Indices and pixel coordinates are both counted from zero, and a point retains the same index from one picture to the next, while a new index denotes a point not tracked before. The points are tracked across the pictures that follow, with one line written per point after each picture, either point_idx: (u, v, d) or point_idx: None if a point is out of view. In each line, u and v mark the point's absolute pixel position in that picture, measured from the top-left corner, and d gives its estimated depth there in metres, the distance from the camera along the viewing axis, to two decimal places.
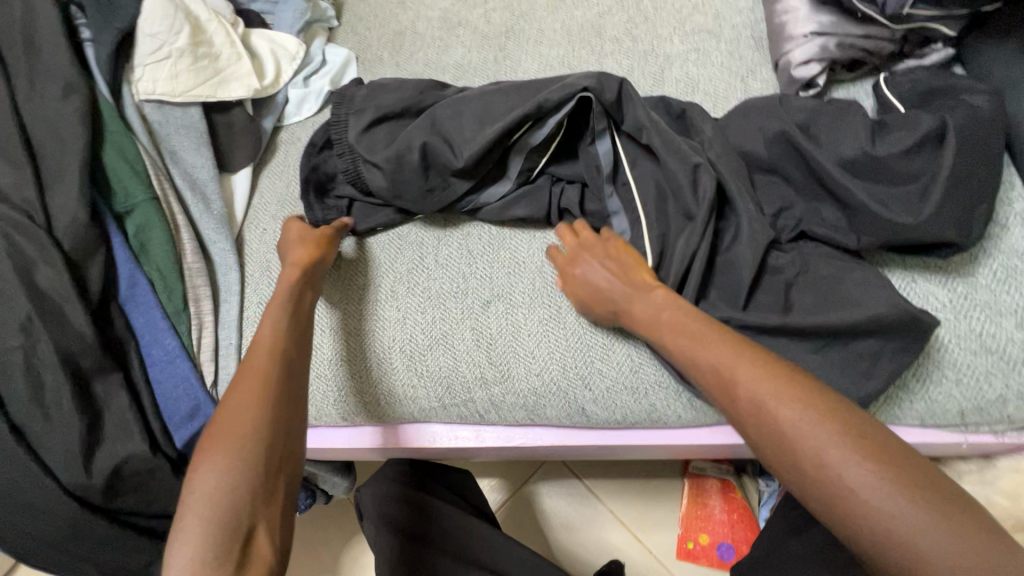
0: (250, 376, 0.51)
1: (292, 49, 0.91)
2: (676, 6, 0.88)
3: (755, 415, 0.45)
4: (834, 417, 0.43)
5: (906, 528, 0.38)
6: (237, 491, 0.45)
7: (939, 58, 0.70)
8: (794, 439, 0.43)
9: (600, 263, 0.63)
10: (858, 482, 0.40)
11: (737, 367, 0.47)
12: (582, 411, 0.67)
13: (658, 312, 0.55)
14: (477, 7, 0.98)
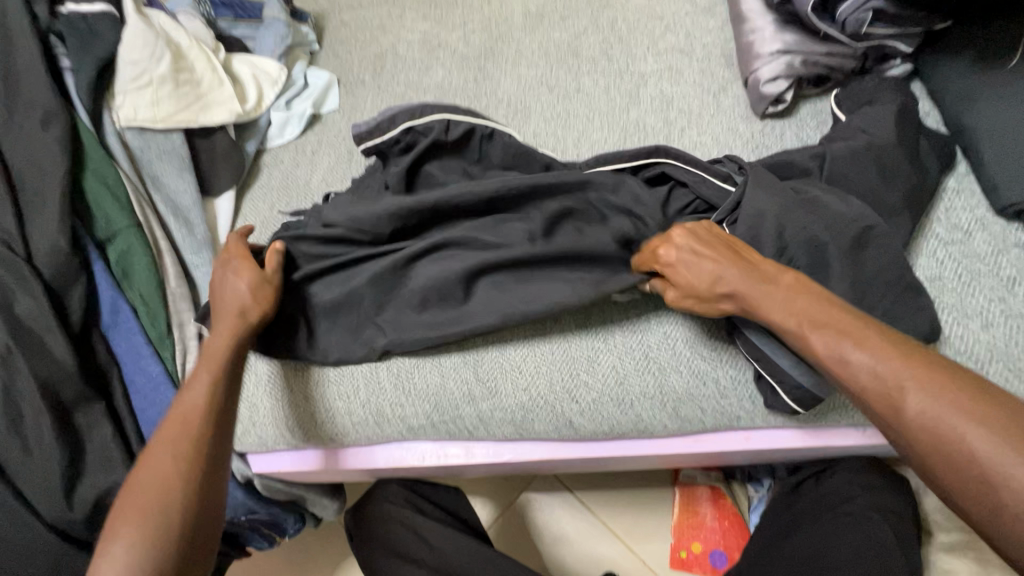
0: (165, 439, 0.55)
1: (272, 72, 0.93)
2: (649, 27, 0.91)
3: (870, 382, 0.48)
4: (962, 386, 0.46)
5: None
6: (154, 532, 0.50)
7: (898, 73, 0.74)
8: (928, 417, 0.45)
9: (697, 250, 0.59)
10: (999, 448, 0.42)
11: (855, 342, 0.49)
12: (570, 424, 0.68)
13: (746, 287, 0.56)
14: (456, 29, 1.00)
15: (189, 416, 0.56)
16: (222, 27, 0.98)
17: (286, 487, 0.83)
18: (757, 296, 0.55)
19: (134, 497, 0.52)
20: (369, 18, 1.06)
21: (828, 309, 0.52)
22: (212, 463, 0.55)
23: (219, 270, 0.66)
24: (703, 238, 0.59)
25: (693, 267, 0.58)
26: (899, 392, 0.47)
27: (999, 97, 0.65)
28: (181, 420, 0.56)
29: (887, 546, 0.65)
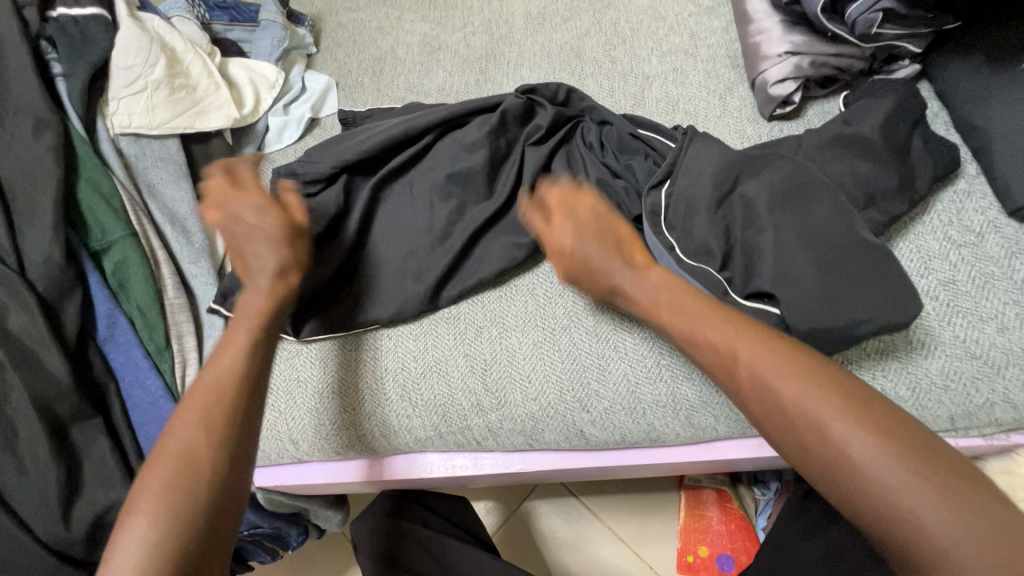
0: (187, 404, 0.53)
1: (271, 77, 0.91)
2: (652, 28, 0.90)
3: (824, 445, 0.45)
4: (861, 409, 0.45)
5: (917, 508, 0.41)
6: (178, 508, 0.47)
7: (907, 74, 0.73)
8: (826, 436, 0.45)
9: (580, 231, 0.61)
10: (890, 475, 0.42)
11: (757, 351, 0.49)
12: (581, 434, 0.67)
13: (670, 296, 0.56)
14: (456, 31, 0.98)
15: (215, 385, 0.54)
16: (217, 30, 0.96)
17: (289, 500, 0.81)
18: (683, 300, 0.55)
19: (158, 464, 0.50)
20: (367, 20, 1.04)
21: (736, 319, 0.52)
22: (240, 436, 0.52)
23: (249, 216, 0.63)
24: (585, 223, 0.61)
25: (571, 238, 0.61)
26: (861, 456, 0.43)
27: (1011, 99, 0.64)
28: (205, 389, 0.53)
29: None
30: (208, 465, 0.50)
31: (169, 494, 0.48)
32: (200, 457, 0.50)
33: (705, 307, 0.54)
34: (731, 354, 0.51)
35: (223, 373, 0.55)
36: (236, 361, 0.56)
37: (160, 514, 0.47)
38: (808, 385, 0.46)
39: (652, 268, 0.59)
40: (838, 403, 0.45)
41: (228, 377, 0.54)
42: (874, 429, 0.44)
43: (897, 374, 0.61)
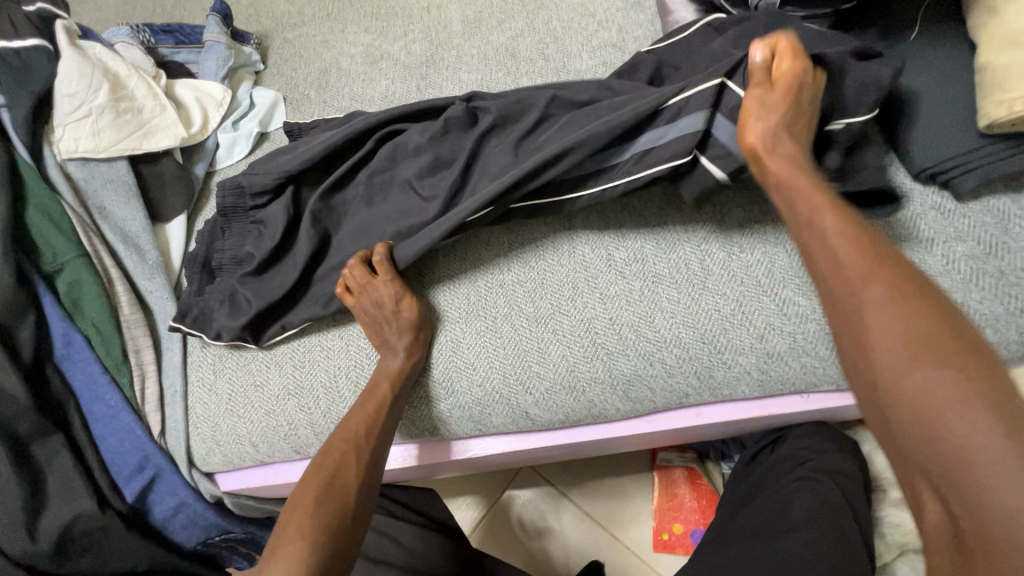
0: (335, 440, 0.63)
1: (217, 95, 0.94)
2: (583, 24, 0.94)
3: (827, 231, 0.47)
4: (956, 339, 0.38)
5: (986, 452, 0.33)
6: (323, 518, 0.54)
7: None
8: (894, 360, 0.39)
9: (772, 107, 0.54)
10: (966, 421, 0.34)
11: (874, 281, 0.42)
12: (525, 415, 0.70)
13: (790, 176, 0.51)
14: (397, 40, 1.02)
15: (356, 431, 0.63)
16: (164, 53, 0.99)
17: (259, 503, 0.82)
18: (802, 195, 0.50)
19: (309, 483, 0.58)
20: (312, 34, 1.07)
21: (866, 241, 0.44)
22: (364, 482, 0.59)
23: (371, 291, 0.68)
24: (769, 104, 0.54)
25: (761, 122, 0.54)
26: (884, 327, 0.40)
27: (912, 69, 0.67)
28: (344, 435, 0.63)
29: (840, 507, 0.68)
30: (349, 495, 0.58)
31: (317, 526, 0.53)
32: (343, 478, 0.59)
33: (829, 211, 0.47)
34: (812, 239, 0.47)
35: (363, 420, 0.64)
36: (366, 417, 0.64)
37: (313, 541, 0.52)
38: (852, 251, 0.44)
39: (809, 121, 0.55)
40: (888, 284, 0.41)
41: (374, 418, 0.64)
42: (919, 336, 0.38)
43: (816, 335, 0.65)
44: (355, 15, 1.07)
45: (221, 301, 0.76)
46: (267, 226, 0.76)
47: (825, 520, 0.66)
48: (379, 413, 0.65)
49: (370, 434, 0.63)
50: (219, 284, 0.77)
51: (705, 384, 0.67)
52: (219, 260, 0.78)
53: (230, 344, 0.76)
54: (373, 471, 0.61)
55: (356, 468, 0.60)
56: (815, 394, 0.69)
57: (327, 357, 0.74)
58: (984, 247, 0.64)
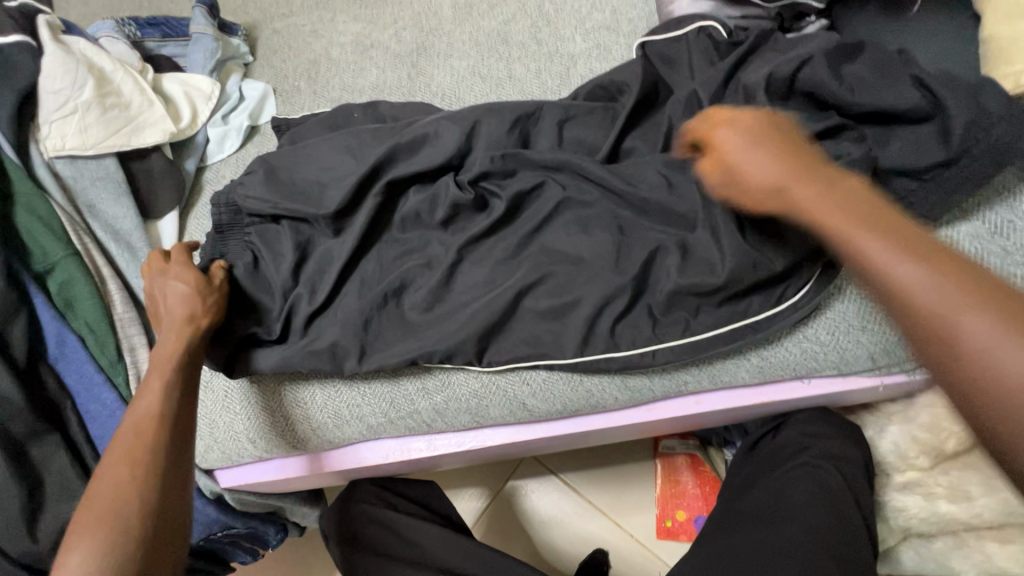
0: (121, 441, 0.54)
1: (205, 88, 0.92)
2: (576, 7, 0.92)
3: (878, 216, 0.44)
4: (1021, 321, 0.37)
5: None
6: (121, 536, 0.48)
7: (815, 30, 0.73)
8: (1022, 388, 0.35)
9: (768, 149, 0.49)
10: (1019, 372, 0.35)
11: (932, 283, 0.39)
12: (523, 406, 0.69)
13: (820, 206, 0.46)
14: (387, 28, 1.00)
15: (129, 441, 0.54)
16: (150, 47, 0.97)
17: (260, 499, 0.83)
18: (844, 213, 0.44)
19: (86, 509, 0.50)
20: (301, 24, 1.05)
21: (909, 242, 0.41)
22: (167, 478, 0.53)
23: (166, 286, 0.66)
24: (756, 132, 0.51)
25: (755, 164, 0.49)
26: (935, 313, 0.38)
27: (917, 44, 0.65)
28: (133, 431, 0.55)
29: (841, 493, 0.67)
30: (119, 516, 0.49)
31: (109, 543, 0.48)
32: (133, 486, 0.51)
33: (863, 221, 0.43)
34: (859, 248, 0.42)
35: (139, 428, 0.55)
36: (155, 406, 0.57)
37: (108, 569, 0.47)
38: (892, 248, 0.41)
39: (841, 176, 0.47)
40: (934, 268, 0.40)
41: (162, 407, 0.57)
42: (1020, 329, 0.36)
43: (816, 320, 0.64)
44: (345, 3, 1.05)
45: None
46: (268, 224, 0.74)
47: (826, 506, 0.65)
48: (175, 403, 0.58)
49: (145, 438, 0.54)
50: None
51: (707, 370, 0.66)
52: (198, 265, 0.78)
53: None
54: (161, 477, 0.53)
55: (123, 479, 0.51)
56: (819, 379, 0.68)
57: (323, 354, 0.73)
58: (988, 227, 0.62)
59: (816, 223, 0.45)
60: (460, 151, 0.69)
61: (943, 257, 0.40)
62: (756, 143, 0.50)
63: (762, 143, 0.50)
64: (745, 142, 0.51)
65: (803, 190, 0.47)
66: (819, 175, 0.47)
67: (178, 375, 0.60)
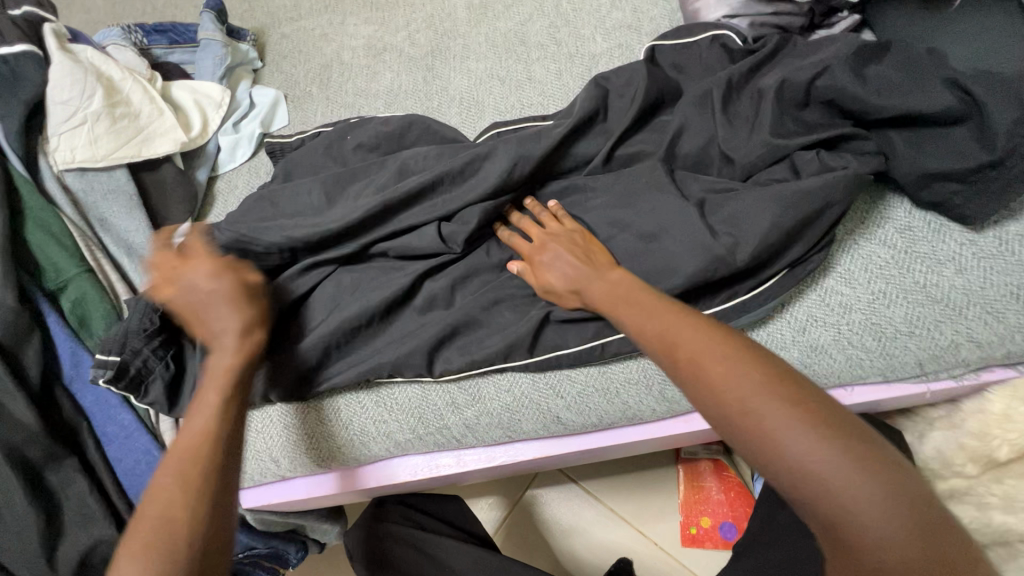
0: (186, 457, 0.52)
1: (216, 96, 0.90)
2: (595, 5, 0.90)
3: (675, 335, 0.50)
4: (826, 419, 0.43)
5: (871, 515, 0.40)
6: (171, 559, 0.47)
7: (847, 25, 0.72)
8: (836, 490, 0.40)
9: (569, 252, 0.62)
10: (832, 474, 0.41)
11: (751, 393, 0.44)
12: (557, 420, 0.67)
13: (637, 303, 0.54)
14: (399, 31, 0.98)
15: (182, 462, 0.51)
16: (157, 54, 0.94)
17: (283, 518, 0.80)
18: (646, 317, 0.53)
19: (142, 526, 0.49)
20: (311, 28, 1.03)
21: (735, 351, 0.47)
22: (213, 506, 0.50)
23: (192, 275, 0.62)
24: (564, 242, 0.63)
25: (557, 271, 0.61)
26: (769, 426, 0.43)
27: (959, 38, 0.63)
28: (187, 447, 0.53)
29: None
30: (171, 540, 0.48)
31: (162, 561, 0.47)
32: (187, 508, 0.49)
33: (704, 337, 0.48)
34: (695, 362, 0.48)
35: (193, 447, 0.53)
36: (211, 422, 0.55)
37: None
38: (736, 363, 0.46)
39: (619, 273, 0.59)
40: (775, 383, 0.45)
41: (216, 426, 0.54)
42: (836, 441, 0.42)
43: (861, 326, 0.62)
44: (355, 6, 1.02)
45: None
46: (285, 235, 0.71)
47: None
48: (230, 421, 0.56)
49: (198, 464, 0.52)
50: None
51: None
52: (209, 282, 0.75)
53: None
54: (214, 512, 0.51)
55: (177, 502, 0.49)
56: (864, 386, 0.65)
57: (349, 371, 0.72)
58: None
59: (654, 338, 0.51)
60: (487, 172, 0.70)
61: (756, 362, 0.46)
62: (571, 242, 0.63)
63: (569, 252, 0.62)
64: (547, 249, 0.63)
65: (591, 285, 0.58)
66: (640, 298, 0.55)
67: (227, 395, 0.57)
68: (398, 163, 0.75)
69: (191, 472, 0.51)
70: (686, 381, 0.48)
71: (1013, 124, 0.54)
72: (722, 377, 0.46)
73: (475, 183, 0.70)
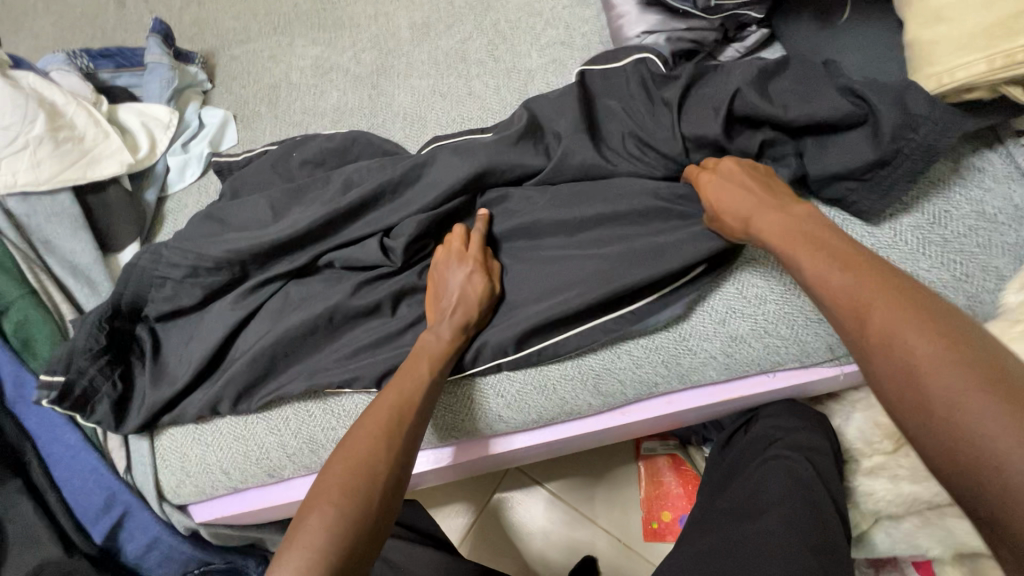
0: (351, 439, 0.57)
1: (163, 117, 0.91)
2: (531, 24, 0.95)
3: (812, 240, 0.50)
4: (956, 343, 0.37)
5: (1017, 454, 0.32)
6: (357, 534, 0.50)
7: (757, 39, 0.78)
8: (954, 422, 0.35)
9: (738, 181, 0.60)
10: (1003, 438, 0.33)
11: (903, 317, 0.40)
12: (499, 418, 0.70)
13: (779, 231, 0.53)
14: (346, 51, 1.01)
15: (356, 454, 0.55)
16: (105, 78, 0.96)
17: (237, 531, 0.80)
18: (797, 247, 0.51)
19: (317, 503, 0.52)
20: (260, 50, 1.05)
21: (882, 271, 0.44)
22: (399, 465, 0.56)
23: (456, 273, 0.68)
24: (731, 171, 0.61)
25: (726, 196, 0.60)
26: (876, 325, 0.41)
27: (847, 50, 0.69)
28: (369, 430, 0.57)
29: (815, 482, 0.68)
30: (346, 531, 0.50)
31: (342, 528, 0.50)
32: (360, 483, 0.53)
33: (821, 253, 0.48)
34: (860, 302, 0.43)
35: (370, 442, 0.56)
36: (401, 392, 0.61)
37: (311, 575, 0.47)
38: (837, 266, 0.46)
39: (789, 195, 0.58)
40: (873, 286, 0.43)
41: (413, 401, 0.60)
42: (947, 343, 0.37)
43: (775, 316, 0.66)
44: (303, 28, 1.05)
45: (187, 341, 0.75)
46: (229, 250, 0.73)
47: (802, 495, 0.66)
48: (415, 388, 0.61)
49: (382, 459, 0.55)
50: (183, 324, 0.77)
51: (676, 370, 0.68)
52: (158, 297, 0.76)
53: (178, 391, 0.72)
54: (391, 507, 0.54)
55: (344, 495, 0.52)
56: (783, 372, 0.70)
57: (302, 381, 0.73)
58: (928, 218, 0.65)
59: (781, 248, 0.52)
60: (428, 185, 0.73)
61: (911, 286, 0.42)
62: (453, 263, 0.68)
63: (738, 180, 0.60)
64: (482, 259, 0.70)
65: (764, 219, 0.55)
66: (801, 211, 0.54)
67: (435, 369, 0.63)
68: (342, 177, 0.78)
69: (370, 465, 0.54)
70: (806, 287, 0.49)
71: (889, 126, 0.59)
72: (833, 284, 0.45)
73: (416, 194, 0.73)
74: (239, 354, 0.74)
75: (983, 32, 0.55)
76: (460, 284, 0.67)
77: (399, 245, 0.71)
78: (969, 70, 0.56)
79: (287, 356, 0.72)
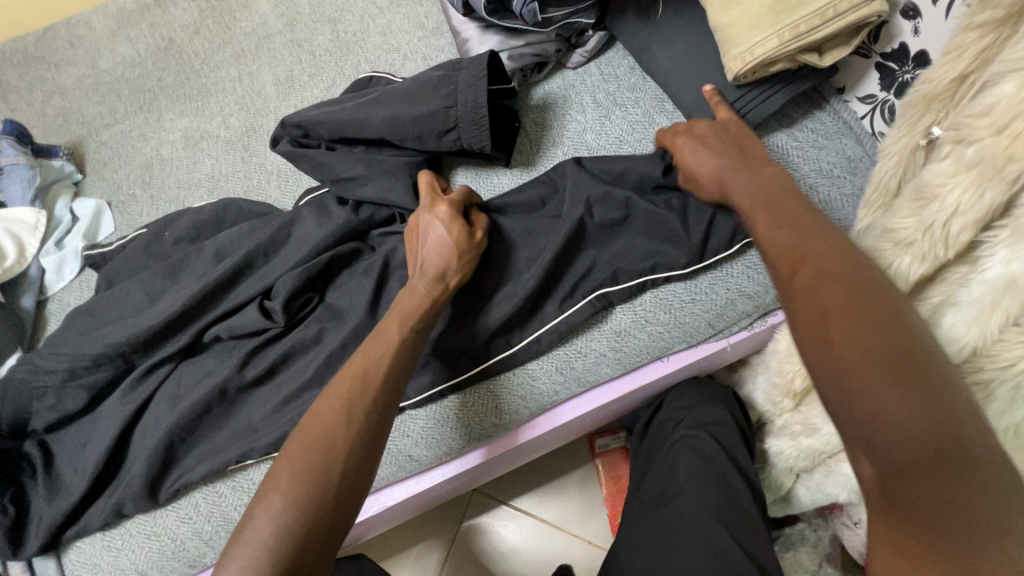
0: (331, 386, 0.56)
1: (29, 219, 0.88)
2: (390, 62, 0.97)
3: (799, 244, 0.45)
4: (883, 328, 0.37)
5: (909, 425, 0.34)
6: (330, 487, 0.50)
7: (598, 41, 0.81)
8: (871, 401, 0.36)
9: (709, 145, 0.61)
10: (899, 408, 0.34)
11: (834, 295, 0.40)
12: (410, 457, 0.69)
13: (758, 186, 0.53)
14: (214, 117, 1.00)
15: (309, 445, 0.52)
16: None
17: None
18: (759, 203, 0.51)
19: (294, 448, 0.52)
20: (127, 130, 1.03)
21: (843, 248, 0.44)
22: (376, 419, 0.55)
23: (428, 218, 0.67)
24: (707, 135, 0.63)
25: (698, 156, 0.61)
26: (851, 341, 0.38)
27: (670, 43, 0.74)
28: (345, 384, 0.56)
29: (721, 452, 0.70)
30: (321, 480, 0.50)
31: (315, 475, 0.50)
32: (332, 435, 0.52)
33: (791, 222, 0.47)
34: (797, 276, 0.43)
35: (327, 435, 0.52)
36: (377, 352, 0.58)
37: (289, 518, 0.48)
38: (828, 275, 0.41)
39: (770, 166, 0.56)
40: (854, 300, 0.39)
41: (386, 359, 0.58)
42: (903, 365, 0.35)
43: (653, 303, 0.69)
44: (168, 100, 1.04)
45: (83, 445, 0.72)
46: (109, 343, 0.71)
47: (710, 467, 0.68)
48: (387, 350, 0.58)
49: (340, 450, 0.52)
50: (75, 427, 0.74)
51: (571, 376, 0.69)
52: (42, 406, 0.73)
53: (77, 502, 0.69)
54: (353, 502, 0.51)
55: (291, 498, 0.49)
56: (673, 355, 0.72)
57: (201, 476, 0.70)
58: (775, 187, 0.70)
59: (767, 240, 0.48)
60: (306, 240, 0.73)
61: (842, 274, 0.41)
62: (435, 209, 0.67)
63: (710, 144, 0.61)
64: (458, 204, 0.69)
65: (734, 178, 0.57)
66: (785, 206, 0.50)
67: (406, 331, 0.60)
68: (216, 247, 0.76)
69: (344, 416, 0.53)
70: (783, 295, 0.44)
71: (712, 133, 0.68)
72: (811, 286, 0.42)
73: (290, 251, 0.73)
74: (139, 448, 0.71)
75: (767, 11, 0.59)
76: (435, 228, 0.66)
77: (277, 306, 0.70)
78: (764, 46, 0.59)
79: (185, 440, 0.70)
